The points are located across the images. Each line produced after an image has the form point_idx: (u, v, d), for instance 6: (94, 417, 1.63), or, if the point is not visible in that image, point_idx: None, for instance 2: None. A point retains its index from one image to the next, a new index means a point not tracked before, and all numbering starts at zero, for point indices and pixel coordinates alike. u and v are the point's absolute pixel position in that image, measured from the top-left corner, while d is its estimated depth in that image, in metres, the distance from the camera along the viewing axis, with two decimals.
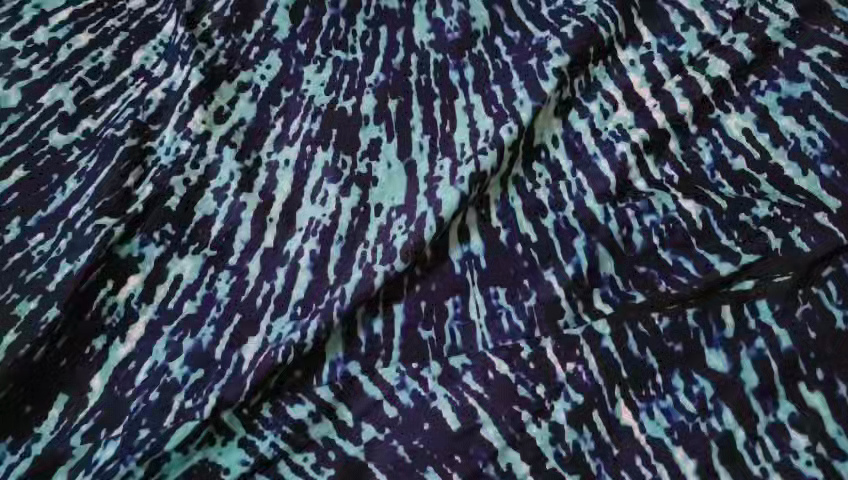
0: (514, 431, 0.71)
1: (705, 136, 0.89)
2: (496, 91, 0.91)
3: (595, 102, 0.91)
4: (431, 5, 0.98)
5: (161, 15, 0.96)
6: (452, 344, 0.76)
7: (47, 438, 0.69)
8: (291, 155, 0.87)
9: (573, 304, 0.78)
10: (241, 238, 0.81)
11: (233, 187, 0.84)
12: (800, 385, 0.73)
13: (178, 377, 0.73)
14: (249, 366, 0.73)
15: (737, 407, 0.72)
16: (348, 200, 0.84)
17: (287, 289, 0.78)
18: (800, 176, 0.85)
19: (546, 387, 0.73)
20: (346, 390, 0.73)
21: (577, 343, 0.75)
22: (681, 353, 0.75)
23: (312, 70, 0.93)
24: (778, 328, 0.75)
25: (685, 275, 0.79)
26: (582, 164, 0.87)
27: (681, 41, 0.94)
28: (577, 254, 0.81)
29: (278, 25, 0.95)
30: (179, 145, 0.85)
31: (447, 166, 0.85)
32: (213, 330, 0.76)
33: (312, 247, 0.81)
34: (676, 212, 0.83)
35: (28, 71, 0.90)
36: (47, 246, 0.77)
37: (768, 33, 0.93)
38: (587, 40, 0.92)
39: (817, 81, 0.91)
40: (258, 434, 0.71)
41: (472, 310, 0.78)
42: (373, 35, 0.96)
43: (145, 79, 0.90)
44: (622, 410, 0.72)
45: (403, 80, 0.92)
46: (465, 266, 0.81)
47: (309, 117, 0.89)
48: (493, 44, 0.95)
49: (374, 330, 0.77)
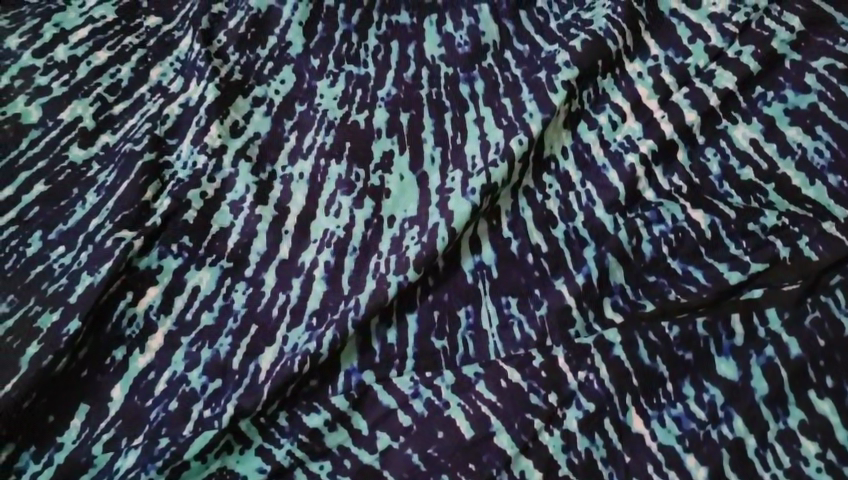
0: (526, 439, 0.72)
1: (713, 146, 0.90)
2: (506, 104, 0.92)
3: (604, 113, 0.92)
4: (441, 20, 1.00)
5: (178, 32, 0.98)
6: (466, 353, 0.78)
7: (69, 447, 0.70)
8: (305, 169, 0.88)
9: (583, 313, 0.79)
10: (257, 249, 0.83)
11: (250, 199, 0.86)
12: (809, 392, 0.73)
13: (197, 387, 0.74)
14: (265, 376, 0.74)
15: (747, 413, 0.73)
16: (362, 212, 0.85)
17: (302, 299, 0.80)
18: (808, 185, 0.86)
19: (558, 395, 0.74)
20: (361, 399, 0.74)
21: (588, 351, 0.76)
22: (691, 360, 0.76)
23: (325, 84, 0.95)
24: (786, 336, 0.76)
25: (694, 283, 0.80)
26: (591, 175, 0.89)
27: (688, 54, 0.95)
28: (587, 264, 0.82)
29: (292, 41, 0.98)
30: (195, 159, 0.87)
31: (458, 178, 0.86)
32: (230, 341, 0.77)
33: (326, 258, 0.82)
34: (685, 221, 0.85)
35: (49, 87, 0.92)
36: (68, 259, 0.79)
37: (774, 44, 0.95)
38: (594, 53, 0.93)
39: (823, 92, 0.92)
40: (275, 443, 0.72)
41: (484, 319, 0.80)
42: (385, 49, 0.98)
43: (162, 95, 0.93)
44: (634, 418, 0.73)
45: (414, 93, 0.94)
46: (477, 276, 0.82)
47: (323, 131, 0.91)
48: (502, 58, 0.97)
49: (388, 340, 0.78)
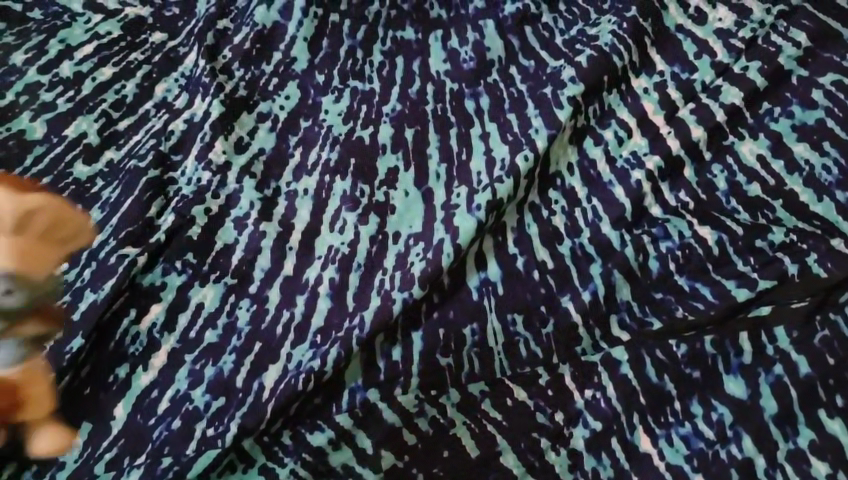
0: (533, 459, 0.71)
1: (720, 163, 0.90)
2: (511, 119, 0.92)
3: (610, 129, 0.92)
4: (446, 36, 1.01)
5: (183, 48, 0.99)
6: (471, 371, 0.76)
7: (72, 467, 0.68)
8: (310, 185, 0.88)
9: (590, 332, 0.79)
10: (261, 266, 0.82)
11: (254, 216, 0.85)
12: (819, 412, 0.72)
13: (200, 406, 0.73)
14: (270, 394, 0.73)
15: (757, 433, 0.71)
16: (366, 228, 0.85)
17: (306, 317, 0.79)
18: (816, 202, 0.86)
19: (564, 413, 0.73)
20: (365, 418, 0.73)
21: (595, 369, 0.76)
22: (699, 378, 0.75)
23: (330, 100, 0.95)
24: (795, 354, 0.75)
25: (701, 301, 0.80)
26: (597, 190, 0.88)
27: (694, 70, 0.95)
28: (593, 281, 0.82)
29: (297, 57, 0.98)
30: (199, 176, 0.87)
31: (464, 193, 0.86)
32: (234, 358, 0.76)
33: (331, 274, 0.82)
34: (692, 238, 0.84)
35: (54, 103, 0.92)
36: (72, 275, 0.79)
37: (781, 61, 0.95)
38: (600, 69, 0.93)
39: (830, 108, 0.92)
40: (278, 462, 0.70)
41: (490, 337, 0.79)
42: (390, 65, 0.98)
43: (167, 110, 0.93)
44: (642, 437, 0.72)
45: (419, 109, 0.94)
46: (483, 292, 0.81)
47: (327, 147, 0.91)
48: (508, 74, 0.97)
49: (393, 357, 0.77)
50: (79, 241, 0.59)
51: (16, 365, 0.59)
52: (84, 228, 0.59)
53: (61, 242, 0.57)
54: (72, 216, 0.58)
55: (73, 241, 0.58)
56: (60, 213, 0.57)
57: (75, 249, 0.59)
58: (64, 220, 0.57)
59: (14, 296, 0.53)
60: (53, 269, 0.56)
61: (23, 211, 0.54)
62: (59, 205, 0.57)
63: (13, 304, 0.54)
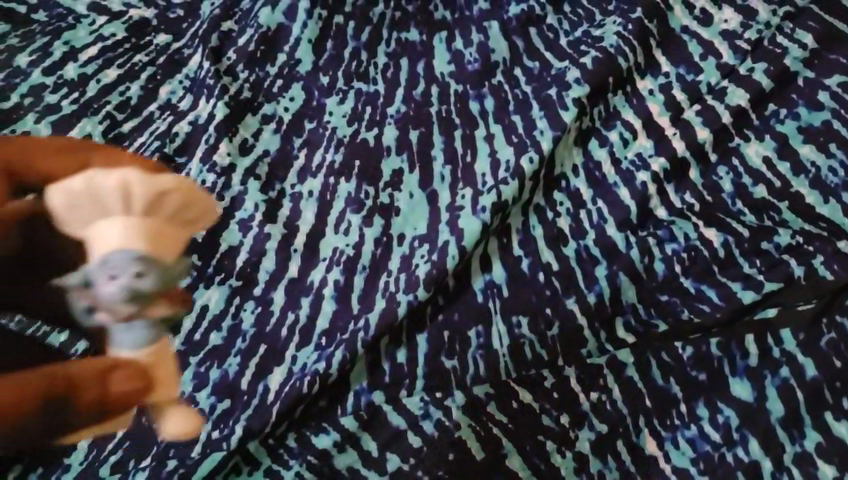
0: (539, 462, 0.71)
1: (725, 165, 0.90)
2: (516, 121, 0.92)
3: (615, 131, 0.92)
4: (451, 38, 1.01)
5: (187, 50, 0.99)
6: (476, 374, 0.76)
7: (77, 469, 0.69)
8: (314, 187, 0.88)
9: (595, 334, 0.79)
10: (266, 268, 0.82)
11: (258, 218, 0.85)
12: (825, 414, 0.72)
13: (205, 408, 0.73)
14: (274, 396, 0.73)
15: (764, 436, 0.71)
16: (371, 230, 0.85)
17: (311, 319, 0.79)
18: (822, 204, 0.86)
19: (570, 416, 0.73)
20: (371, 420, 0.73)
21: (601, 371, 0.75)
22: (705, 381, 0.74)
23: (334, 101, 0.95)
24: (802, 357, 0.75)
25: (707, 303, 0.80)
26: (602, 192, 0.88)
27: (699, 72, 0.95)
28: (599, 282, 0.82)
29: (301, 58, 0.98)
30: (204, 177, 0.86)
31: (469, 195, 0.86)
32: (238, 361, 0.76)
33: (336, 277, 0.82)
34: (698, 240, 0.84)
35: (58, 105, 0.91)
36: None
37: (787, 62, 0.94)
38: (605, 70, 0.93)
39: (837, 110, 0.91)
40: (284, 464, 0.70)
41: (495, 339, 0.78)
42: (394, 67, 0.98)
43: (171, 112, 0.93)
44: (647, 440, 0.72)
45: (424, 110, 0.94)
46: (488, 295, 0.81)
47: (332, 149, 0.91)
48: (512, 75, 0.97)
49: (398, 359, 0.77)
50: (201, 223, 0.55)
51: (145, 346, 0.51)
52: (211, 211, 0.55)
53: (189, 222, 0.53)
54: (201, 197, 0.53)
55: (197, 223, 0.54)
56: (191, 192, 0.52)
57: (189, 234, 0.54)
58: (193, 199, 0.53)
59: (149, 278, 0.48)
60: (181, 253, 0.52)
61: (156, 192, 0.49)
62: (190, 184, 0.53)
63: (150, 287, 0.48)
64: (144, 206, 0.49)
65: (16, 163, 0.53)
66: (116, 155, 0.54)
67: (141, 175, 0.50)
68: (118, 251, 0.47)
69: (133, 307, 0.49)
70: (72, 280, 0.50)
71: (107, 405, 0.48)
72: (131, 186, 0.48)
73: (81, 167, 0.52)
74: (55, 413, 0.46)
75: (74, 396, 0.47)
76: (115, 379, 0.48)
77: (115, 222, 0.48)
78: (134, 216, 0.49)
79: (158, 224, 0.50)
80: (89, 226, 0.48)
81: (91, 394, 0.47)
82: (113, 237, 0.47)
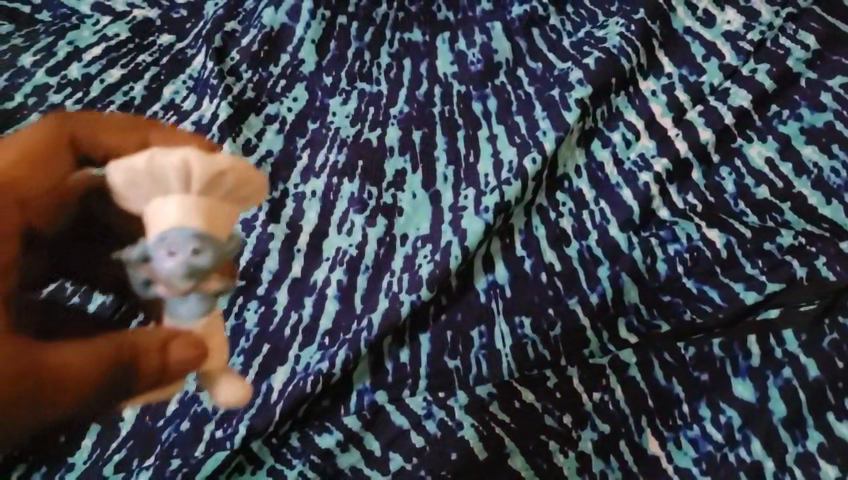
0: (541, 461, 0.71)
1: (728, 166, 0.90)
2: (518, 121, 0.92)
3: (618, 131, 0.92)
4: (454, 38, 1.01)
5: (191, 50, 0.99)
6: (479, 373, 0.76)
7: (81, 468, 0.69)
8: (317, 187, 0.88)
9: (598, 334, 0.79)
10: (269, 267, 0.82)
11: (262, 218, 0.85)
12: (828, 414, 0.72)
13: (208, 407, 0.73)
14: (278, 395, 0.73)
15: (766, 436, 0.71)
16: (374, 230, 0.85)
17: (314, 319, 0.79)
18: (824, 205, 0.86)
19: (573, 416, 0.73)
20: (373, 420, 0.73)
21: (603, 371, 0.76)
22: (707, 381, 0.75)
23: (338, 102, 0.95)
24: (804, 357, 0.75)
25: (709, 303, 0.80)
26: (605, 193, 0.88)
27: (702, 73, 0.95)
28: (601, 283, 0.82)
29: (305, 59, 0.98)
30: None
31: (471, 195, 0.86)
32: (241, 360, 0.76)
33: (339, 277, 0.82)
34: (700, 241, 0.84)
35: (62, 105, 0.91)
36: None
37: (789, 63, 0.95)
38: (608, 71, 0.93)
39: (839, 111, 0.92)
40: (287, 464, 0.70)
41: (498, 339, 0.78)
42: (397, 67, 0.98)
43: (175, 112, 0.93)
44: (650, 440, 0.72)
45: (427, 111, 0.94)
46: (491, 295, 0.81)
47: (335, 149, 0.91)
48: (515, 76, 0.97)
49: (401, 359, 0.77)
50: (254, 203, 0.53)
51: (201, 317, 0.51)
52: (264, 191, 0.53)
53: (243, 200, 0.51)
54: (256, 175, 0.52)
55: (250, 203, 0.53)
56: (247, 170, 0.51)
57: (241, 212, 0.53)
58: (249, 179, 0.51)
59: (206, 254, 0.46)
60: (235, 231, 0.50)
61: (216, 171, 0.48)
62: (245, 163, 0.51)
63: (207, 265, 0.46)
64: (203, 185, 0.47)
65: (79, 138, 0.51)
66: (175, 131, 0.53)
67: (200, 154, 0.48)
68: (177, 228, 0.46)
69: (189, 284, 0.47)
70: (130, 254, 0.49)
71: (166, 376, 0.47)
72: (191, 164, 0.47)
73: (144, 145, 0.51)
74: (124, 381, 0.44)
75: (137, 365, 0.45)
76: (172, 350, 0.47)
77: (173, 200, 0.46)
78: (193, 194, 0.47)
79: (214, 203, 0.48)
80: (148, 204, 0.47)
81: (152, 363, 0.46)
82: (171, 214, 0.46)
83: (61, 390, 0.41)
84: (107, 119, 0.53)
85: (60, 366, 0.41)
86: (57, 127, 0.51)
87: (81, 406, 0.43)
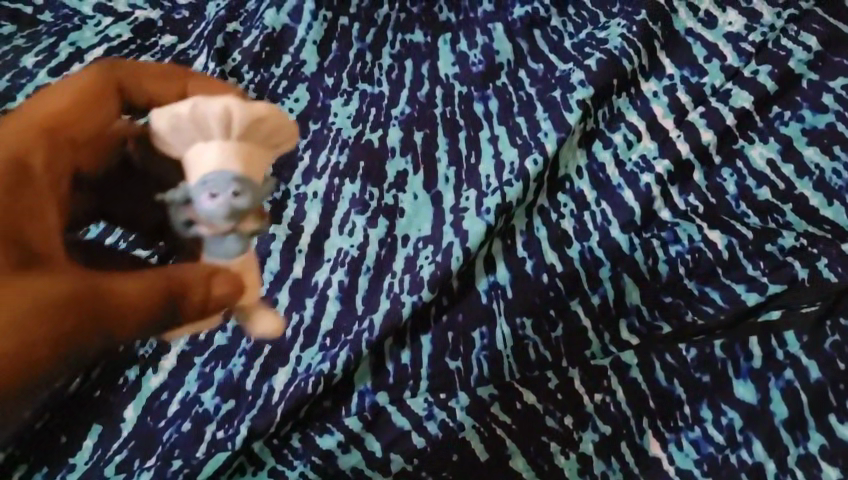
0: (542, 463, 0.71)
1: (729, 167, 0.90)
2: (520, 122, 0.92)
3: (619, 132, 0.92)
4: (455, 39, 1.01)
5: (192, 51, 0.99)
6: (480, 374, 0.76)
7: (82, 468, 0.69)
8: (319, 188, 0.88)
9: (599, 335, 0.79)
10: (270, 268, 0.82)
11: None
12: (829, 416, 0.72)
13: (210, 408, 0.73)
14: (279, 397, 0.73)
15: (767, 438, 0.71)
16: (376, 230, 0.85)
17: (315, 320, 0.79)
18: (826, 206, 0.86)
19: (574, 417, 0.73)
20: (374, 421, 0.73)
21: (605, 372, 0.75)
22: (709, 383, 0.74)
23: (339, 102, 0.95)
24: (806, 358, 0.75)
25: (711, 305, 0.80)
26: (607, 194, 0.88)
27: (704, 74, 0.95)
28: (603, 284, 0.82)
29: (306, 59, 0.98)
30: None
31: (473, 197, 0.86)
32: (243, 361, 0.76)
33: (340, 278, 0.82)
34: (702, 242, 0.84)
35: None
36: None
37: (791, 65, 0.95)
38: (609, 72, 0.93)
39: (841, 113, 0.92)
40: (288, 465, 0.70)
41: (499, 341, 0.78)
42: (399, 68, 0.99)
43: None
44: (651, 441, 0.72)
45: (429, 112, 0.94)
46: (493, 296, 0.81)
47: (336, 150, 0.91)
48: (517, 77, 0.97)
49: (402, 360, 0.77)
50: (288, 149, 0.55)
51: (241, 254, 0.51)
52: (297, 138, 0.55)
53: (276, 146, 0.53)
54: (290, 124, 0.53)
55: (284, 149, 0.54)
56: (282, 118, 0.52)
57: (276, 155, 0.54)
58: (284, 126, 0.52)
59: (247, 198, 0.47)
60: (270, 175, 0.52)
61: (254, 118, 0.50)
62: (281, 112, 0.53)
63: (247, 206, 0.47)
64: (243, 129, 0.49)
65: (123, 81, 0.55)
66: (212, 80, 0.56)
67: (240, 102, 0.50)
68: (218, 171, 0.47)
69: (229, 226, 0.48)
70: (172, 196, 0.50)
71: (208, 309, 0.48)
72: (231, 111, 0.49)
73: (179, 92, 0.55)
74: (167, 316, 0.47)
75: (182, 297, 0.47)
76: (214, 285, 0.48)
77: (213, 146, 0.48)
78: (233, 140, 0.49)
79: (253, 149, 0.50)
80: (189, 149, 0.49)
81: (195, 298, 0.48)
82: (211, 159, 0.48)
83: (113, 319, 0.45)
84: (153, 66, 0.57)
85: (111, 297, 0.45)
86: (108, 70, 0.55)
87: (127, 331, 0.46)
